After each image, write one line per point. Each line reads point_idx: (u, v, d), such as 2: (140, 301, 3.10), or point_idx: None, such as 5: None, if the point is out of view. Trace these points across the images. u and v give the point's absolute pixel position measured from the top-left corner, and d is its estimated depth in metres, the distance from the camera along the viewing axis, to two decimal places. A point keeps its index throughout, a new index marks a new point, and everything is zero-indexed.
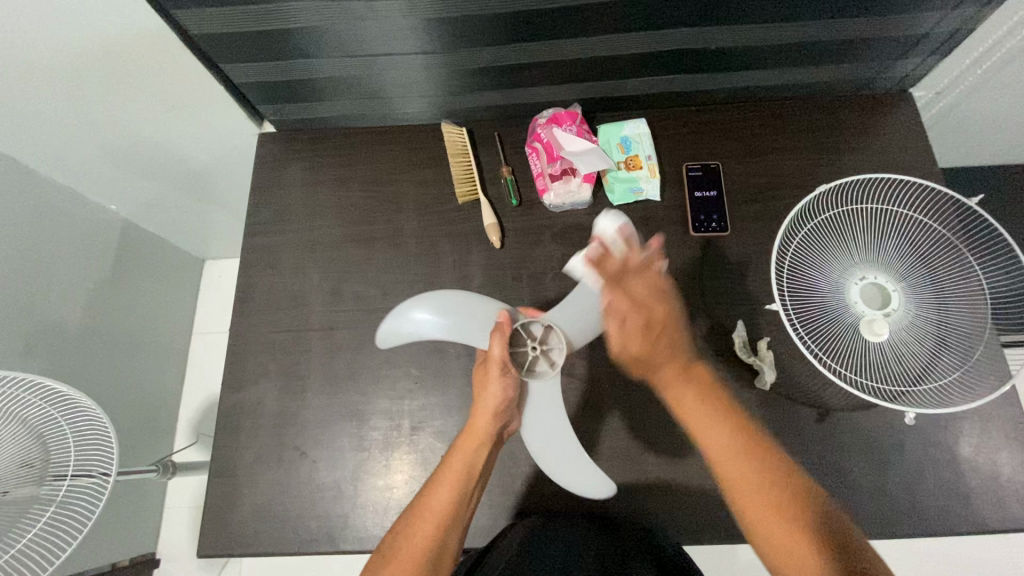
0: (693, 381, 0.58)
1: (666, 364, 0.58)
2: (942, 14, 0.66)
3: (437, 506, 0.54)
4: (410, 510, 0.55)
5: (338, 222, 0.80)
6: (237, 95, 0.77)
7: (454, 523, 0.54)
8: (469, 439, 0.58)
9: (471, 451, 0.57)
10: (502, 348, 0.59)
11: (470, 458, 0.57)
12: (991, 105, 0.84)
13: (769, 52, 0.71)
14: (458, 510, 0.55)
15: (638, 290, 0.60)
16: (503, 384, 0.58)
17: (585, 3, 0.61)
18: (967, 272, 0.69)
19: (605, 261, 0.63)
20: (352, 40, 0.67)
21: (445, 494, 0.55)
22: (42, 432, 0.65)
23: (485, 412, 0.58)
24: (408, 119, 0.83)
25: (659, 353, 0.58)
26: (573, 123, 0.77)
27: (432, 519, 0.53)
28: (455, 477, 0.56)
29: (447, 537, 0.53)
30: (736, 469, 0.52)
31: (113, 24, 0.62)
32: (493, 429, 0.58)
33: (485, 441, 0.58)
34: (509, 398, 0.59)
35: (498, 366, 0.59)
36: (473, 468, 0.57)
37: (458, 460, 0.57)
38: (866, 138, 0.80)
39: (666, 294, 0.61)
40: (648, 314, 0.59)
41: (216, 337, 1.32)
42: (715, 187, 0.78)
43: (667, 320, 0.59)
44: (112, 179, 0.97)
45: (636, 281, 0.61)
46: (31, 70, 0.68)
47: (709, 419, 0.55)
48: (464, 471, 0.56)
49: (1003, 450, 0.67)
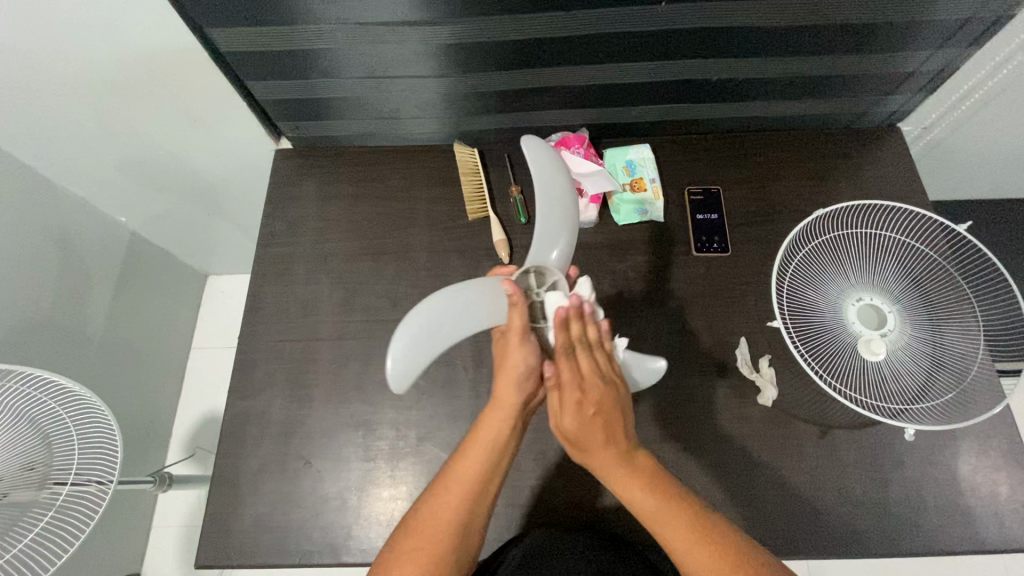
0: (639, 475, 0.51)
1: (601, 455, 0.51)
2: (925, 54, 0.71)
3: (460, 481, 0.51)
4: (433, 484, 0.52)
5: (350, 235, 0.81)
6: (259, 112, 0.80)
7: (478, 500, 0.51)
8: (495, 409, 0.54)
9: (497, 424, 0.53)
10: (523, 316, 0.54)
11: (496, 431, 0.53)
12: (975, 141, 0.89)
13: (767, 84, 0.76)
14: (483, 486, 0.52)
15: (584, 367, 0.52)
16: (525, 352, 0.54)
17: (595, 31, 0.65)
18: (958, 294, 0.72)
19: (571, 324, 0.54)
20: (373, 62, 0.70)
21: (469, 469, 0.52)
22: (48, 434, 0.67)
23: (510, 381, 0.54)
24: (422, 139, 0.86)
25: (597, 442, 0.51)
26: (580, 147, 0.81)
27: (456, 493, 0.51)
28: (480, 452, 0.52)
29: (473, 513, 0.51)
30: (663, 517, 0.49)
31: (149, 42, 0.66)
32: (520, 397, 0.54)
33: (511, 414, 0.53)
34: (535, 364, 0.54)
35: (519, 334, 0.54)
36: (500, 441, 0.53)
37: (484, 434, 0.53)
38: (858, 169, 0.84)
39: (614, 379, 0.54)
40: (588, 400, 0.51)
41: (215, 352, 1.31)
42: (716, 210, 0.81)
43: (608, 404, 0.52)
44: (127, 192, 0.99)
45: (584, 357, 0.53)
46: (63, 81, 0.71)
47: (665, 506, 0.50)
48: (490, 448, 0.52)
49: (1000, 469, 0.68)
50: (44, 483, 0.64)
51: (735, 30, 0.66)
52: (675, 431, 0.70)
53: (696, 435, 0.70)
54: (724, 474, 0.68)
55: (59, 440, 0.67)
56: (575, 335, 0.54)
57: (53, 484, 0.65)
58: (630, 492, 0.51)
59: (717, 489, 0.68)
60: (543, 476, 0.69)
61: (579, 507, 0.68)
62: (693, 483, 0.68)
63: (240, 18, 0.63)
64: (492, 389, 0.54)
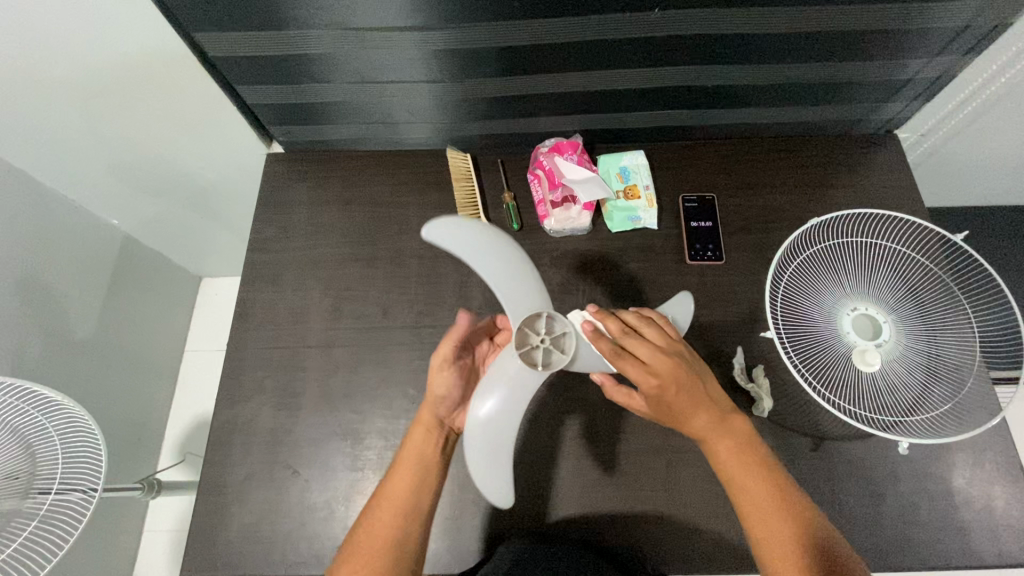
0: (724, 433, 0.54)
1: (695, 418, 0.53)
2: (923, 62, 0.70)
3: (390, 497, 0.52)
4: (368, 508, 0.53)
5: (341, 241, 0.81)
6: (249, 116, 0.80)
7: (411, 512, 0.52)
8: (417, 432, 0.57)
9: (420, 441, 0.56)
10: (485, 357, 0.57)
11: (419, 445, 0.56)
12: (972, 149, 0.88)
13: (763, 90, 0.75)
14: (415, 501, 0.52)
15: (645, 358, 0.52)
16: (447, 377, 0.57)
17: (587, 38, 0.65)
18: (954, 304, 0.71)
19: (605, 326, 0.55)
20: (363, 68, 0.69)
21: (398, 484, 0.53)
22: (31, 443, 0.66)
23: (430, 402, 0.57)
24: (414, 143, 0.85)
25: (681, 412, 0.53)
26: (574, 153, 0.79)
27: (387, 510, 0.51)
28: (406, 469, 0.54)
29: (408, 528, 0.51)
30: (749, 477, 0.52)
31: (137, 47, 0.65)
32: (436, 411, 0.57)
33: (430, 427, 0.57)
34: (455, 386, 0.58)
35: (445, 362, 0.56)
36: (423, 453, 0.55)
37: (408, 450, 0.55)
38: (855, 176, 0.83)
39: (679, 352, 0.55)
40: (663, 382, 0.51)
41: (209, 355, 1.31)
42: (710, 217, 0.80)
43: (684, 381, 0.52)
44: (118, 195, 0.98)
45: (641, 346, 0.53)
46: (50, 86, 0.70)
47: (744, 467, 0.52)
48: (413, 458, 0.55)
49: (996, 482, 0.67)
50: (27, 492, 0.64)
51: (729, 37, 0.65)
52: (667, 442, 0.69)
53: (688, 446, 0.69)
54: (717, 485, 0.68)
55: (44, 448, 0.67)
56: (614, 330, 0.55)
57: (37, 494, 0.64)
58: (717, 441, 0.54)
59: (708, 502, 0.67)
60: (533, 488, 0.68)
61: (569, 519, 0.67)
62: (684, 496, 0.67)
63: (228, 23, 0.63)
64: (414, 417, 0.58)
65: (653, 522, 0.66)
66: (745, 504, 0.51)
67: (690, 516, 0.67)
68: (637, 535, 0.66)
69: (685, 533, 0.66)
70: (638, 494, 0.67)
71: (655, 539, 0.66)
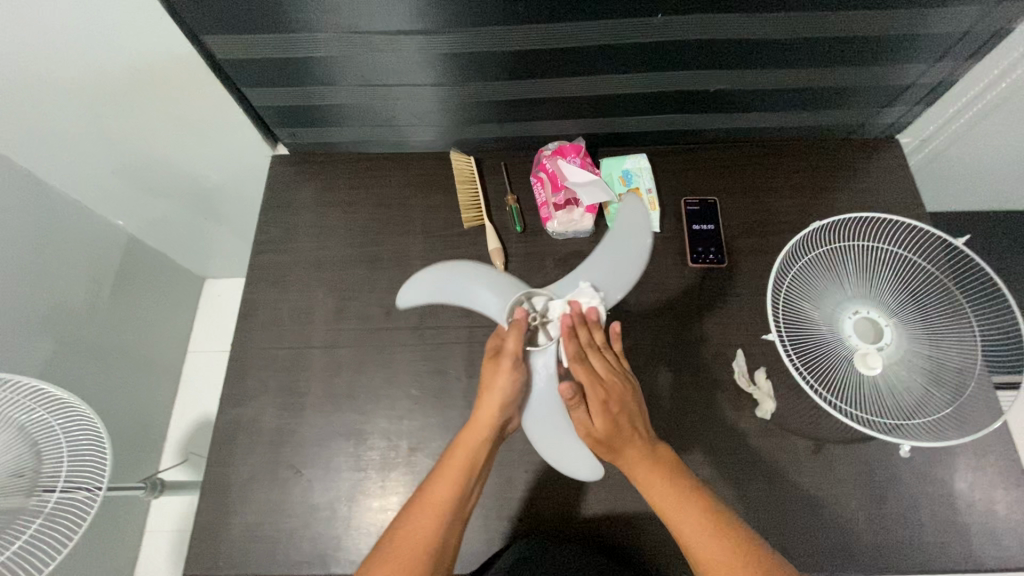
0: (654, 465, 0.53)
1: (629, 448, 0.54)
2: (924, 66, 0.70)
3: (437, 501, 0.52)
4: (408, 504, 0.52)
5: (345, 242, 0.81)
6: (255, 118, 0.80)
7: (455, 517, 0.52)
8: (470, 437, 0.57)
9: (475, 445, 0.56)
10: (517, 343, 0.58)
11: (473, 451, 0.56)
12: (973, 154, 0.88)
13: (765, 95, 0.75)
14: (458, 507, 0.52)
15: (601, 372, 0.55)
16: (512, 377, 0.58)
17: (590, 43, 0.65)
18: (956, 309, 0.72)
19: (576, 328, 0.57)
20: (368, 71, 0.70)
21: (447, 486, 0.53)
22: (37, 440, 0.67)
23: (489, 408, 0.58)
24: (418, 146, 0.86)
25: (619, 438, 0.54)
26: (577, 156, 0.80)
27: (432, 513, 0.51)
28: (458, 471, 0.54)
29: (449, 530, 0.51)
30: (681, 512, 0.51)
31: (146, 50, 0.66)
32: (498, 419, 0.57)
33: (487, 437, 0.57)
34: (514, 396, 0.59)
35: (511, 360, 0.58)
36: (473, 462, 0.55)
37: (460, 454, 0.55)
38: (856, 181, 0.83)
39: (628, 376, 0.57)
40: (609, 398, 0.54)
41: (212, 356, 1.31)
42: (712, 220, 0.81)
43: (628, 403, 0.54)
44: (125, 196, 0.99)
45: (600, 360, 0.56)
46: (60, 88, 0.71)
47: (676, 500, 0.51)
48: (465, 464, 0.55)
49: (998, 486, 0.67)
50: (32, 490, 0.64)
51: (732, 42, 0.66)
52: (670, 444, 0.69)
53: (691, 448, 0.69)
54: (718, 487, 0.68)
55: (49, 446, 0.67)
56: (584, 338, 0.57)
57: (43, 491, 0.65)
58: (647, 474, 0.53)
59: None
60: (536, 489, 0.68)
61: (571, 521, 0.67)
62: None
63: (235, 26, 0.64)
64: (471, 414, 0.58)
65: (655, 523, 0.67)
66: (678, 527, 0.50)
67: None
68: (639, 537, 0.66)
69: None
70: (640, 496, 0.68)
71: (657, 540, 0.66)
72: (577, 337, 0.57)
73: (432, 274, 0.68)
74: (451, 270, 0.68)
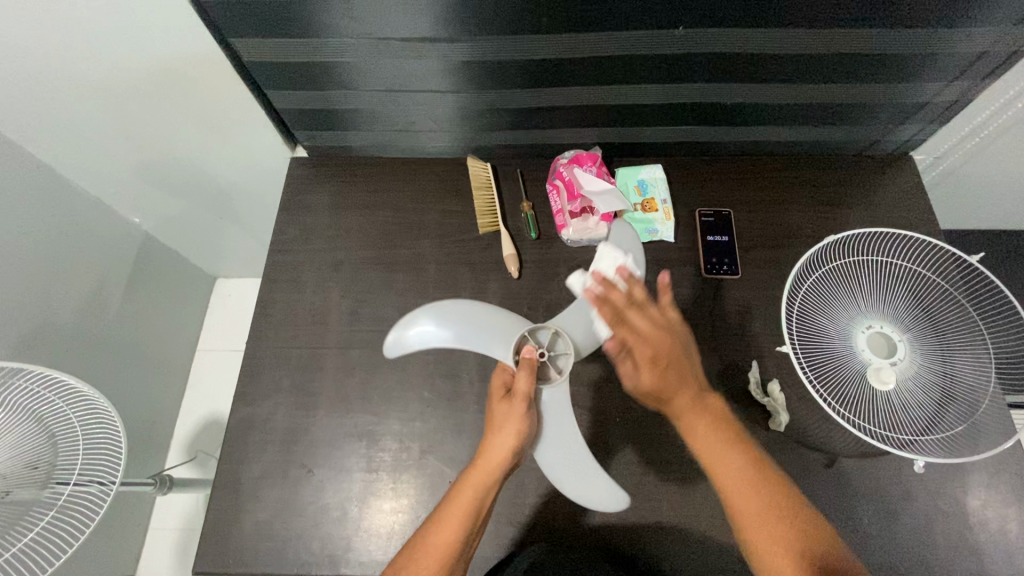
0: (704, 411, 0.56)
1: (678, 397, 0.57)
2: (941, 85, 0.71)
3: (439, 544, 0.52)
4: (413, 541, 0.53)
5: (361, 244, 0.82)
6: (276, 119, 0.81)
7: (457, 560, 0.52)
8: (476, 475, 0.56)
9: (479, 487, 0.55)
10: (529, 384, 0.60)
11: (479, 494, 0.55)
12: (987, 173, 0.89)
13: (782, 109, 0.76)
14: (461, 550, 0.53)
15: (641, 325, 0.59)
16: (521, 423, 0.58)
17: (610, 54, 0.66)
18: (969, 325, 0.72)
19: (609, 293, 0.61)
20: (390, 76, 0.71)
21: (450, 531, 0.53)
22: (53, 432, 0.67)
23: (498, 448, 0.57)
24: (436, 152, 0.87)
25: (668, 389, 0.57)
26: (593, 165, 0.81)
27: (433, 558, 0.51)
28: (460, 517, 0.54)
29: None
30: (726, 461, 0.53)
31: (173, 49, 0.67)
32: (505, 461, 0.56)
33: (493, 478, 0.56)
34: (523, 436, 0.58)
35: (522, 402, 0.59)
36: (478, 506, 0.55)
37: (466, 494, 0.55)
38: (870, 197, 0.84)
39: (671, 328, 0.60)
40: (653, 350, 0.58)
41: (222, 356, 1.32)
42: (727, 233, 0.81)
43: (673, 352, 0.58)
44: (144, 195, 1.01)
45: (638, 316, 0.60)
46: (88, 84, 0.72)
47: (721, 446, 0.54)
48: (470, 507, 0.54)
49: (1012, 504, 0.67)
50: (46, 482, 0.65)
51: (750, 56, 0.66)
52: (681, 454, 0.69)
53: None
54: None
55: (65, 439, 0.68)
56: (619, 299, 0.61)
57: (56, 483, 0.65)
58: (694, 418, 0.56)
59: (722, 515, 0.67)
60: (546, 494, 0.68)
61: (582, 529, 0.67)
62: (697, 508, 0.67)
63: (261, 29, 0.65)
64: (477, 455, 0.57)
65: (666, 532, 0.67)
66: (720, 471, 0.53)
67: (703, 530, 0.66)
68: (650, 547, 0.66)
69: (698, 546, 0.66)
70: (651, 505, 0.67)
71: (668, 550, 0.66)
72: (612, 299, 0.61)
73: (432, 313, 0.69)
74: (450, 309, 0.69)
